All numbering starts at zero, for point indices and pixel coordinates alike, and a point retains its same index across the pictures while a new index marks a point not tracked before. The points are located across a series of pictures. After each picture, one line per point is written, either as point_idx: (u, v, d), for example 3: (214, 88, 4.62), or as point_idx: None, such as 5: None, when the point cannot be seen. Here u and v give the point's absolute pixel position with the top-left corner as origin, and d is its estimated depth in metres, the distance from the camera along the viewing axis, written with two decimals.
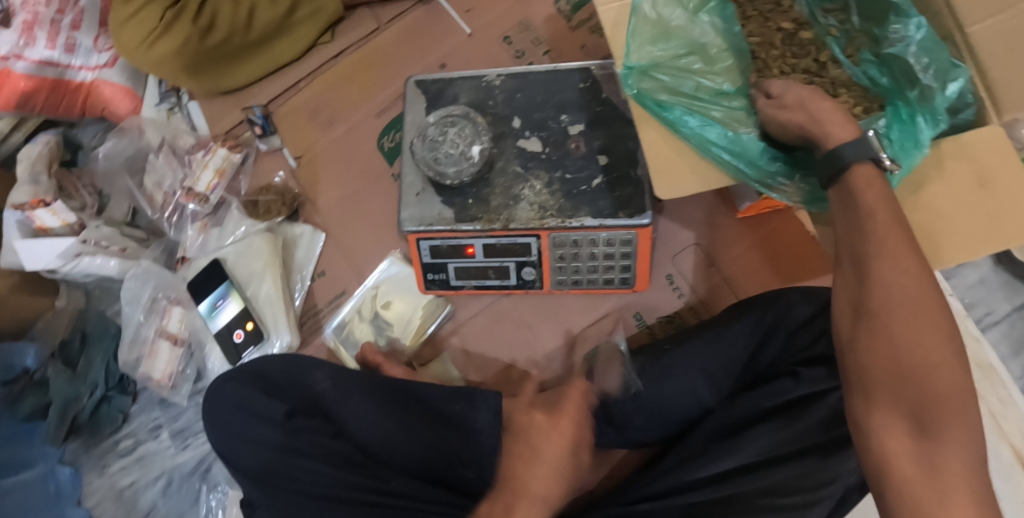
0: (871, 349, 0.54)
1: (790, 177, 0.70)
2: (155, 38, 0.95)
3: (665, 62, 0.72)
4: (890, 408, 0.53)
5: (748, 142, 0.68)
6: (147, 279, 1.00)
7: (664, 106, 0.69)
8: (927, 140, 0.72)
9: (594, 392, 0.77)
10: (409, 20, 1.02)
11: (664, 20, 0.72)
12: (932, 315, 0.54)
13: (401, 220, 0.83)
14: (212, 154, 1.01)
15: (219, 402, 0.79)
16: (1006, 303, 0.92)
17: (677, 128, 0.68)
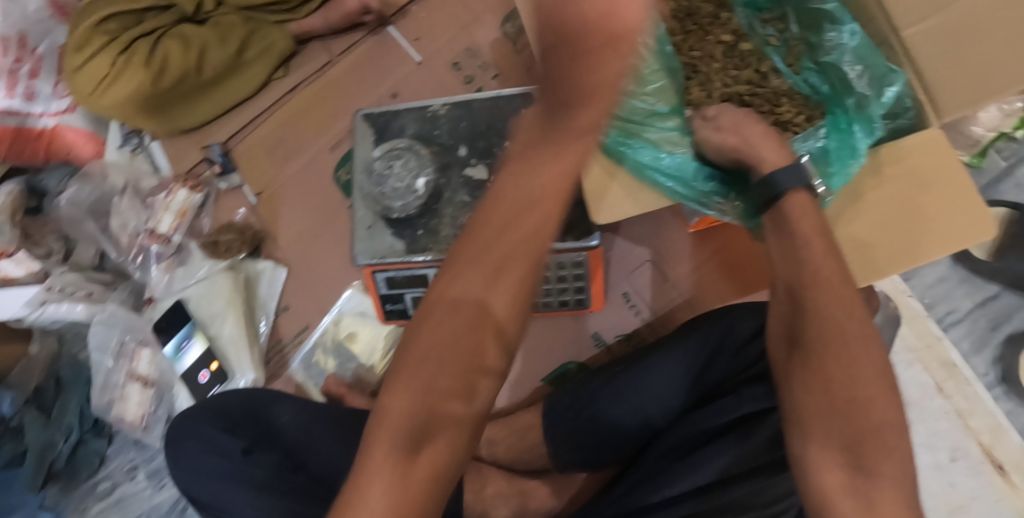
0: (813, 375, 0.58)
1: (727, 196, 0.73)
2: (107, 85, 0.97)
3: None
4: (823, 438, 0.56)
5: (686, 165, 0.70)
6: (114, 324, 1.00)
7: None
8: (865, 149, 0.71)
9: (551, 416, 0.79)
10: (361, 51, 1.02)
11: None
12: (854, 336, 0.59)
13: (354, 254, 0.84)
14: (173, 195, 1.01)
15: (180, 440, 0.78)
16: (969, 299, 0.88)
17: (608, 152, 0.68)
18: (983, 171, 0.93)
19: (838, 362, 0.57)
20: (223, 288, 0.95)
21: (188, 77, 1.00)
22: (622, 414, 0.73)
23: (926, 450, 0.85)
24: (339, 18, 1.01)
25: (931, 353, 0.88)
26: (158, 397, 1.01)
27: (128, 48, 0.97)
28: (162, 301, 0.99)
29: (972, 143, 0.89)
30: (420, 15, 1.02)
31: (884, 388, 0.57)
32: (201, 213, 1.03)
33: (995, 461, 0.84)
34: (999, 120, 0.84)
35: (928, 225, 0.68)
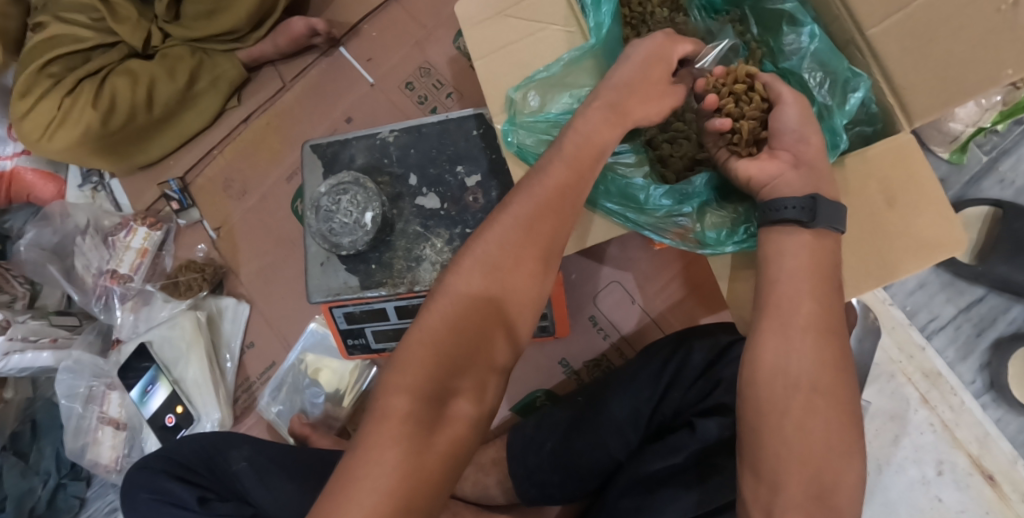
0: (761, 412, 0.53)
1: (702, 213, 0.66)
2: (54, 129, 0.94)
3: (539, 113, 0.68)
4: (793, 487, 0.50)
5: (636, 189, 0.66)
6: (82, 370, 0.99)
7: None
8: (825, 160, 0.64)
9: (513, 457, 0.75)
10: (312, 77, 0.99)
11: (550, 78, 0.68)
12: (822, 373, 0.53)
13: (309, 292, 0.81)
14: (133, 235, 0.99)
15: (132, 493, 0.71)
16: (951, 305, 0.91)
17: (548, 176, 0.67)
18: (964, 168, 0.92)
19: (789, 387, 0.53)
20: (186, 328, 0.93)
21: (137, 114, 0.96)
22: (585, 448, 0.70)
23: (914, 465, 0.89)
24: (286, 43, 0.96)
25: (914, 364, 0.91)
26: (129, 441, 0.99)
27: (74, 89, 0.94)
28: (127, 345, 0.97)
29: (950, 140, 0.86)
30: (371, 34, 0.98)
31: (846, 420, 0.52)
32: (162, 251, 1.01)
33: (984, 471, 0.88)
34: (978, 115, 0.79)
35: (893, 239, 0.60)
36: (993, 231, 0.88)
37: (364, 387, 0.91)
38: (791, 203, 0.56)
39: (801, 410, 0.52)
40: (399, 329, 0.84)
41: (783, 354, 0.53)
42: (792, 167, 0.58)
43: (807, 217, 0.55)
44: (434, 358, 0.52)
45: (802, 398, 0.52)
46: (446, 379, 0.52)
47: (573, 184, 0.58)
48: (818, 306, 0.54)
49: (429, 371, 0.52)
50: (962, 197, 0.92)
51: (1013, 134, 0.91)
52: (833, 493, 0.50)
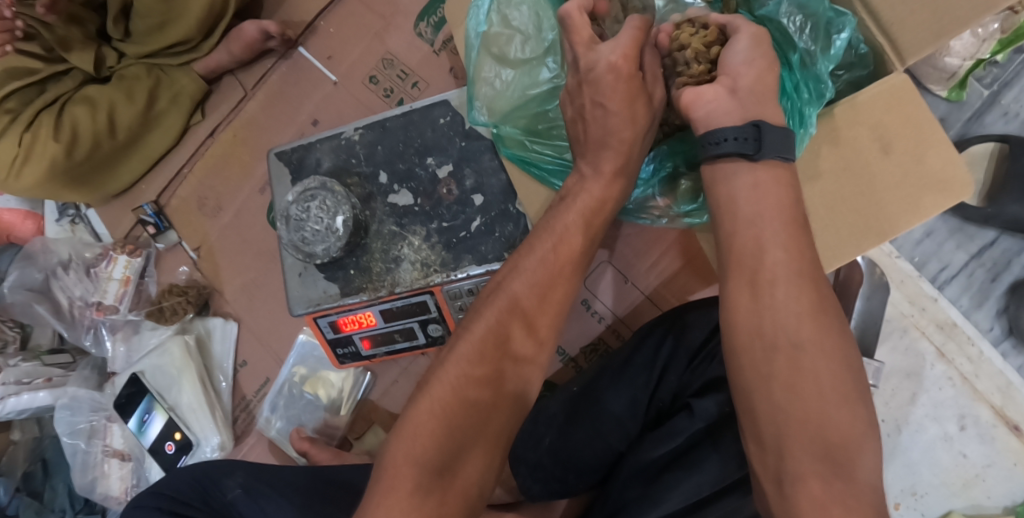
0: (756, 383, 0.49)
1: (666, 188, 0.64)
2: (19, 167, 0.92)
3: (500, 103, 0.70)
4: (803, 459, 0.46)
5: None
6: (79, 406, 0.98)
7: (526, 158, 0.70)
8: (814, 117, 0.58)
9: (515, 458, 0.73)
10: (274, 82, 0.96)
11: (496, 65, 0.69)
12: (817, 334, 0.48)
13: (290, 304, 0.79)
14: (114, 264, 0.97)
15: None
16: (962, 252, 0.86)
17: (534, 166, 0.70)
18: (964, 105, 0.87)
19: (762, 334, 0.49)
20: (175, 355, 0.92)
21: (100, 142, 0.94)
22: (585, 443, 0.68)
23: (934, 423, 0.85)
24: (242, 49, 0.93)
25: (928, 316, 0.86)
26: (136, 471, 0.97)
27: (33, 123, 0.92)
28: (121, 376, 0.96)
29: (948, 77, 0.80)
30: (328, 31, 0.94)
31: (846, 389, 0.47)
32: (144, 278, 0.99)
33: (1008, 422, 0.84)
34: (975, 47, 0.73)
35: (887, 190, 0.56)
36: (1001, 169, 0.83)
37: (359, 395, 0.88)
38: (731, 134, 0.52)
39: (784, 369, 0.48)
40: (386, 334, 0.80)
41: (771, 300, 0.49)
42: (726, 87, 0.55)
43: (750, 148, 0.52)
44: (442, 434, 0.51)
45: (777, 347, 0.48)
46: (469, 390, 0.52)
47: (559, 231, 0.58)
48: (779, 247, 0.50)
49: (439, 443, 0.50)
50: (965, 135, 0.87)
51: (1014, 64, 0.86)
52: (839, 441, 0.46)
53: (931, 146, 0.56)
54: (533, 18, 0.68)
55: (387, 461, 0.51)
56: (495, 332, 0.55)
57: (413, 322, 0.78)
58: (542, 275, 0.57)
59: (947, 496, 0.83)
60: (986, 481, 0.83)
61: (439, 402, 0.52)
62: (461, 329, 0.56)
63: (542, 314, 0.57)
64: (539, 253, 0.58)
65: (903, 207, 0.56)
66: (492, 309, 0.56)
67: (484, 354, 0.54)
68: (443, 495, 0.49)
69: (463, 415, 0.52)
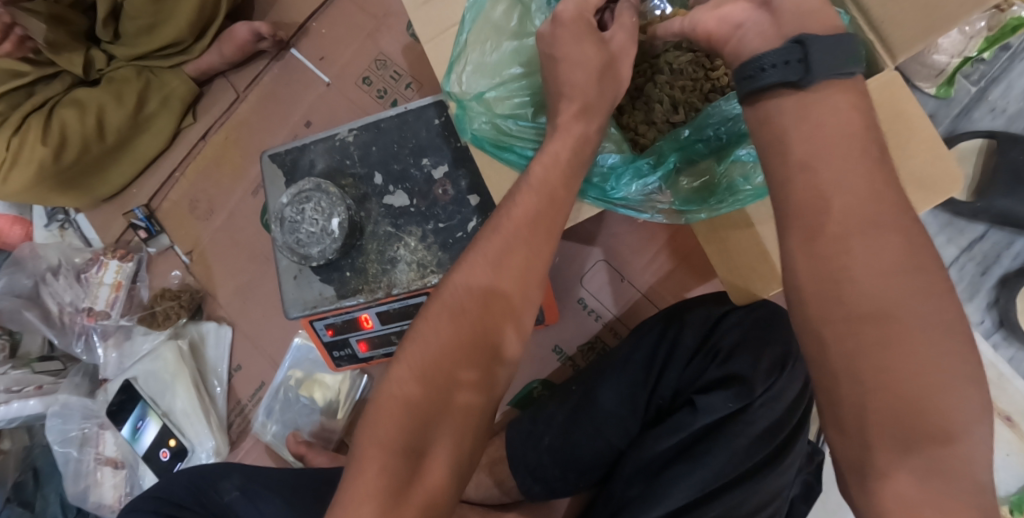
0: None
1: (670, 183, 0.63)
2: (7, 171, 0.91)
3: (478, 82, 0.65)
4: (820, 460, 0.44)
5: (597, 171, 0.63)
6: (70, 414, 0.96)
7: (494, 143, 0.65)
8: None
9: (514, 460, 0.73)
10: (266, 83, 0.95)
11: (484, 43, 0.65)
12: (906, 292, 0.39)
13: (286, 308, 0.79)
14: (105, 268, 0.96)
15: None
16: (952, 246, 0.87)
17: (502, 153, 0.65)
18: (952, 101, 0.87)
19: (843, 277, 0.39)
20: (168, 361, 0.91)
21: (90, 145, 0.93)
22: (585, 441, 0.68)
23: None
24: (233, 51, 0.92)
25: None
26: (130, 479, 0.96)
27: (21, 127, 0.91)
28: (112, 383, 0.95)
29: (935, 74, 0.81)
30: (321, 32, 0.94)
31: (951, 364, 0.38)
32: (136, 283, 0.98)
33: (1000, 413, 0.85)
34: (963, 44, 0.74)
35: None
36: (989, 163, 0.83)
37: (358, 396, 0.88)
38: (773, 60, 0.43)
39: (866, 345, 0.39)
40: (384, 336, 0.80)
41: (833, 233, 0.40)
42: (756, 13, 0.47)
43: (797, 76, 0.42)
44: (407, 415, 0.51)
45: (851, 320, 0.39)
46: (430, 372, 0.52)
47: (540, 212, 0.55)
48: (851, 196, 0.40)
49: (402, 424, 0.50)
50: (954, 131, 0.87)
51: (1000, 61, 0.87)
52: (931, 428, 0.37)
53: (917, 148, 0.57)
54: (527, 1, 0.66)
55: (358, 445, 0.51)
56: (460, 310, 0.53)
57: (410, 324, 0.78)
58: (504, 246, 0.54)
59: None
60: None
61: (402, 385, 0.52)
62: (427, 306, 0.55)
63: (519, 295, 0.54)
64: (515, 231, 0.54)
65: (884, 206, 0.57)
66: (456, 287, 0.54)
67: (448, 334, 0.52)
68: (409, 476, 0.49)
69: (424, 396, 0.51)
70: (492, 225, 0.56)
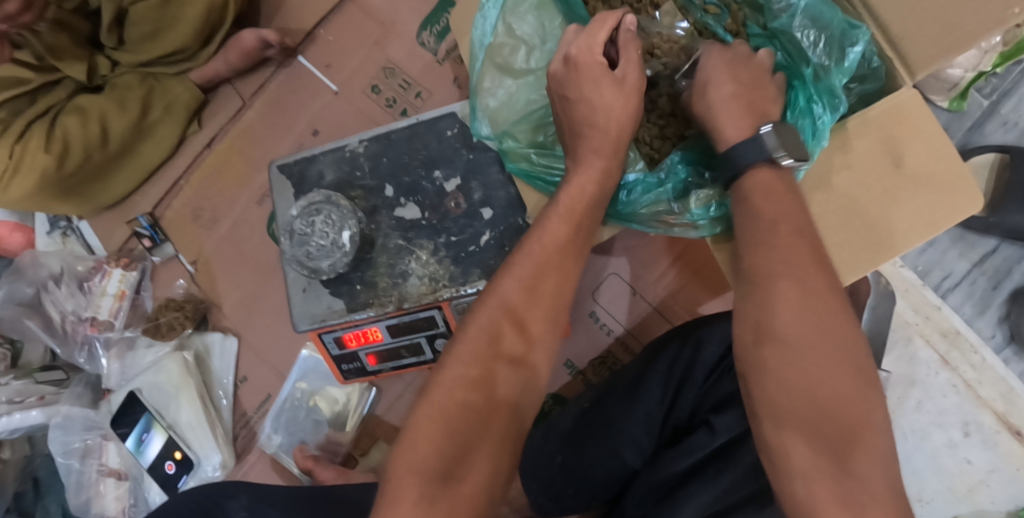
0: None
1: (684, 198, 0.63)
2: (7, 179, 0.89)
3: (504, 116, 0.69)
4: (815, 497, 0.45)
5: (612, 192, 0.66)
6: (72, 425, 0.95)
7: (532, 174, 0.69)
8: (826, 129, 0.57)
9: (529, 477, 0.72)
10: (272, 91, 0.94)
11: (502, 76, 0.68)
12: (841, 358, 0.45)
13: (293, 320, 0.77)
14: (109, 278, 0.95)
15: None
16: (964, 260, 0.86)
17: (538, 181, 0.69)
18: (964, 115, 0.87)
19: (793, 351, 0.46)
20: (173, 372, 0.90)
21: (93, 153, 0.91)
22: (600, 460, 0.67)
23: (939, 429, 0.85)
24: (239, 58, 0.91)
25: (932, 325, 0.86)
26: (133, 491, 0.94)
27: (23, 134, 0.89)
28: (118, 394, 0.93)
29: (949, 87, 0.80)
30: (328, 39, 0.92)
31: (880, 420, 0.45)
32: (140, 292, 0.97)
33: (1011, 428, 0.84)
34: (977, 59, 0.73)
35: (905, 207, 0.55)
36: (1003, 177, 0.83)
37: (365, 410, 0.87)
38: None
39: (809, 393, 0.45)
40: (393, 349, 0.79)
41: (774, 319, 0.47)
42: None
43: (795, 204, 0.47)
44: (443, 435, 0.51)
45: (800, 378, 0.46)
46: (468, 396, 0.52)
47: (571, 239, 0.58)
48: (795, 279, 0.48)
49: (438, 445, 0.50)
50: (967, 145, 0.87)
51: (1013, 74, 0.86)
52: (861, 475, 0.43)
53: (944, 160, 0.55)
54: (538, 28, 0.68)
55: (391, 469, 0.51)
56: (495, 332, 0.55)
57: (420, 337, 0.77)
58: (538, 273, 0.57)
59: (951, 502, 0.84)
60: (991, 487, 0.83)
61: (439, 407, 0.52)
62: (460, 331, 0.56)
63: (554, 323, 0.56)
64: (547, 256, 0.57)
65: (914, 225, 0.55)
66: (489, 308, 0.56)
67: (484, 354, 0.54)
68: (448, 499, 0.48)
69: (464, 417, 0.51)
70: (524, 248, 0.58)
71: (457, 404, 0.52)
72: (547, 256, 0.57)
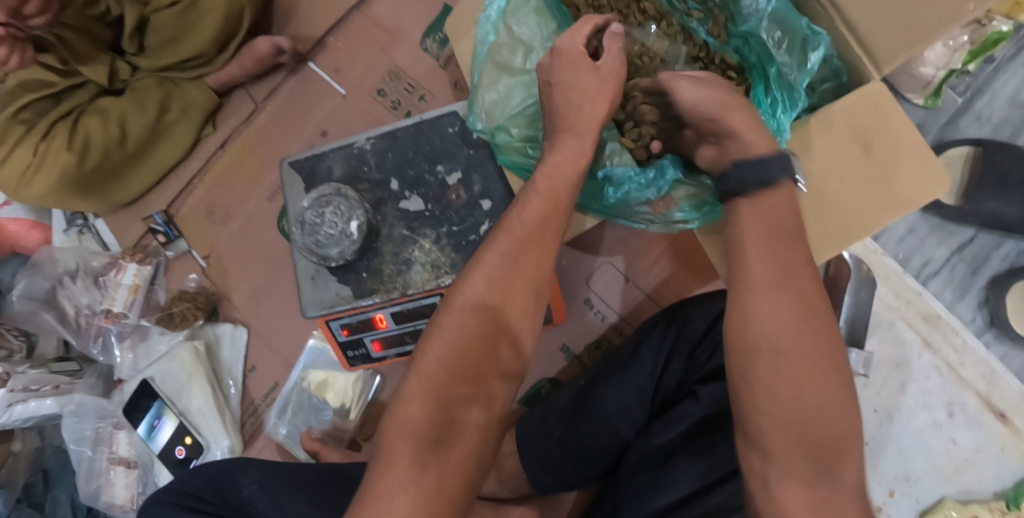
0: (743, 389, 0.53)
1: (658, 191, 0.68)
2: (31, 176, 0.94)
3: (498, 110, 0.74)
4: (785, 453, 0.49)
5: (591, 187, 0.72)
6: (87, 413, 0.99)
7: (521, 166, 0.74)
8: (786, 124, 0.65)
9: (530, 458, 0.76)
10: (283, 95, 0.99)
11: (499, 73, 0.74)
12: (805, 330, 0.50)
13: (303, 306, 0.82)
14: (123, 272, 0.99)
15: None
16: (943, 248, 0.91)
17: (524, 173, 0.75)
18: (939, 111, 0.93)
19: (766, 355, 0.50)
20: (185, 361, 0.93)
21: (111, 152, 0.96)
22: (594, 433, 0.71)
23: (923, 410, 0.89)
24: (252, 63, 0.96)
25: (913, 309, 0.91)
26: (143, 478, 0.98)
27: (47, 133, 0.94)
28: (130, 382, 0.98)
29: (923, 85, 0.86)
30: (336, 46, 0.98)
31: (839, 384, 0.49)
32: (154, 285, 1.01)
33: (994, 409, 0.88)
34: (947, 56, 0.79)
35: (872, 186, 0.62)
36: (976, 170, 0.88)
37: (369, 398, 0.91)
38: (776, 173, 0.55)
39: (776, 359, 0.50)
40: (397, 336, 0.82)
41: (750, 315, 0.51)
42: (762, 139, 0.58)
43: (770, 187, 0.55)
44: (431, 406, 0.54)
45: (761, 351, 0.50)
46: (459, 367, 0.55)
47: (549, 214, 0.61)
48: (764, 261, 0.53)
49: (431, 424, 0.54)
50: (942, 139, 0.92)
51: (985, 72, 0.92)
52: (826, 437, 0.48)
53: (906, 146, 0.61)
54: (537, 32, 0.74)
55: (383, 440, 0.54)
56: (481, 309, 0.57)
57: (422, 323, 0.81)
58: (515, 246, 0.59)
59: (940, 482, 0.87)
60: (976, 466, 0.87)
61: (427, 382, 0.55)
62: (443, 308, 0.59)
63: (534, 294, 0.59)
64: (527, 234, 0.59)
65: (881, 204, 0.62)
66: (466, 290, 0.58)
67: (468, 330, 0.57)
68: (438, 465, 0.52)
69: (461, 388, 0.55)
70: (505, 225, 0.61)
71: (448, 376, 0.55)
72: (527, 233, 0.59)
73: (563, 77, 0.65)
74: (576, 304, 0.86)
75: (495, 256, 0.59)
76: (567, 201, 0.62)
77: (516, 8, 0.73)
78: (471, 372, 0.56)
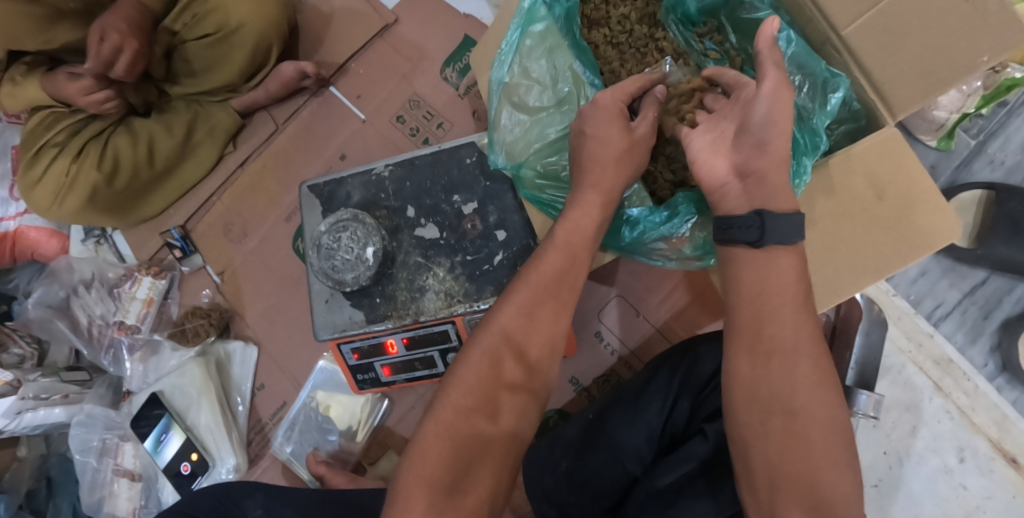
0: (748, 437, 0.53)
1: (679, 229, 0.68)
2: (64, 195, 0.95)
3: (519, 148, 0.75)
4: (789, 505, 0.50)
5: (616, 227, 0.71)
6: (94, 424, 0.99)
7: (544, 202, 0.76)
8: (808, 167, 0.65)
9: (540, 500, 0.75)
10: (305, 117, 1.01)
11: (518, 112, 0.75)
12: (820, 380, 0.52)
13: (316, 329, 0.83)
14: (137, 284, 1.00)
15: None
16: (954, 290, 0.92)
17: (547, 209, 0.76)
18: (952, 153, 0.93)
19: (766, 413, 0.53)
20: (195, 376, 0.94)
21: (139, 171, 0.98)
22: (602, 467, 0.71)
23: (934, 455, 0.89)
24: (277, 88, 0.98)
25: (924, 352, 0.91)
26: (145, 491, 0.98)
27: (80, 152, 0.96)
28: (139, 395, 0.97)
29: (936, 128, 0.87)
30: (358, 72, 1.00)
31: (844, 437, 0.52)
32: (168, 299, 1.02)
33: (1006, 455, 0.88)
34: (960, 101, 0.80)
35: (885, 232, 0.63)
36: (989, 214, 0.88)
37: (376, 422, 0.91)
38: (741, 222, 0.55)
39: (791, 414, 0.52)
40: (407, 362, 0.83)
41: (760, 375, 0.53)
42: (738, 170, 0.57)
43: (754, 237, 0.55)
44: (450, 445, 0.55)
45: (772, 412, 0.52)
46: (473, 405, 0.57)
47: (568, 267, 0.63)
48: (787, 319, 0.53)
49: (444, 466, 0.55)
50: (954, 182, 0.93)
51: (998, 116, 0.93)
52: (827, 492, 0.50)
53: (919, 194, 0.62)
54: (551, 70, 0.75)
55: (399, 480, 0.55)
56: (492, 354, 0.59)
57: (434, 350, 0.82)
58: (533, 298, 0.61)
59: None
60: (986, 513, 0.87)
61: (444, 419, 0.57)
62: (459, 356, 0.60)
63: (555, 332, 0.61)
64: (545, 285, 0.62)
65: (893, 249, 0.62)
66: (486, 333, 0.60)
67: (484, 374, 0.58)
68: (456, 511, 0.53)
69: (476, 421, 0.57)
70: (523, 278, 0.63)
71: (457, 414, 0.57)
72: (545, 284, 0.62)
73: (584, 111, 0.67)
74: (587, 336, 0.86)
75: (521, 297, 0.61)
76: (584, 256, 0.64)
77: (531, 46, 0.74)
78: (485, 410, 0.57)
